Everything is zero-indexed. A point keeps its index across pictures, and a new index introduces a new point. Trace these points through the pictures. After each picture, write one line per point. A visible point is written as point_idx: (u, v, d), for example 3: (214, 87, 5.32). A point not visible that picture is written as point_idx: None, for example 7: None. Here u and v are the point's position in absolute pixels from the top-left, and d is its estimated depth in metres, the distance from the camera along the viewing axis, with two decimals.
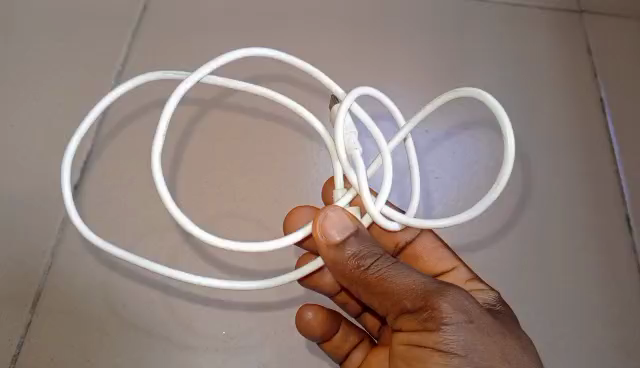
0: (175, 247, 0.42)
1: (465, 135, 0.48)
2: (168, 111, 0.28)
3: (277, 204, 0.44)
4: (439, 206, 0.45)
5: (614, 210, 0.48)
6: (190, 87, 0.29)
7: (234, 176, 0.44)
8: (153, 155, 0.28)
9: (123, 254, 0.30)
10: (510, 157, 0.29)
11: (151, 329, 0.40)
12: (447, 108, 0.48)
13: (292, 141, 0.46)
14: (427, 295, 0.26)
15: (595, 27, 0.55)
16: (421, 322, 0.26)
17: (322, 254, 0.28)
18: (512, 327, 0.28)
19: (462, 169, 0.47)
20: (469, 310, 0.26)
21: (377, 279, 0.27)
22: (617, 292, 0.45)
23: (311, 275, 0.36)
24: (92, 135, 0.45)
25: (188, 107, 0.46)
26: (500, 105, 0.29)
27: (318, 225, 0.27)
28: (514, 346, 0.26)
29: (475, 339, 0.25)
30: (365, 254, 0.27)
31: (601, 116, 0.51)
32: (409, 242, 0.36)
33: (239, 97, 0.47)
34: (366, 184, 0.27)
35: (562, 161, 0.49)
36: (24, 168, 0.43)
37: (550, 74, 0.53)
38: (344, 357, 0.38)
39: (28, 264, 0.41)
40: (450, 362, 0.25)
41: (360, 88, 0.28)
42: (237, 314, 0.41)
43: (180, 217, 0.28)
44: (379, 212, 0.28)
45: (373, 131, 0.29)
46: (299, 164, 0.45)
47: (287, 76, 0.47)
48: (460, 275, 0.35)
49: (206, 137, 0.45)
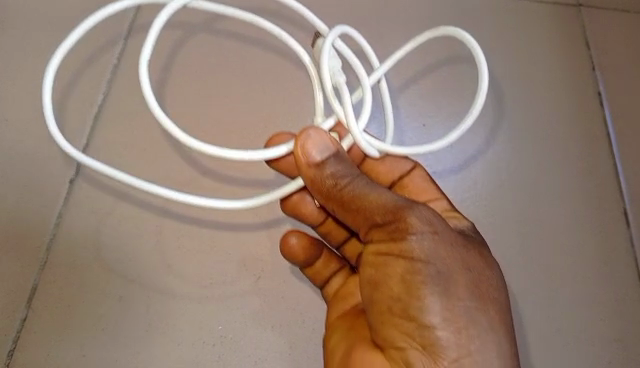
0: (172, 225, 0.45)
1: (447, 72, 0.49)
2: (158, 21, 0.30)
3: (262, 133, 0.46)
4: (414, 136, 0.47)
5: (611, 204, 0.49)
6: (178, 8, 0.31)
7: (224, 109, 0.46)
8: (141, 64, 0.30)
9: (116, 174, 0.33)
10: (483, 86, 0.31)
11: (148, 289, 0.43)
12: (435, 48, 0.49)
13: (282, 74, 0.48)
14: (398, 211, 0.30)
15: (593, 21, 0.56)
16: (390, 234, 0.30)
17: (302, 173, 0.31)
18: (473, 243, 0.32)
19: (445, 108, 0.48)
20: (435, 223, 0.30)
21: (351, 198, 0.31)
22: (612, 282, 0.47)
23: (292, 199, 0.41)
24: (93, 114, 0.46)
25: (174, 31, 0.48)
26: (474, 39, 0.31)
27: (300, 145, 0.30)
28: (476, 257, 0.31)
29: (438, 247, 0.30)
30: (342, 175, 0.31)
31: (600, 111, 0.53)
32: (402, 176, 0.39)
33: (227, 27, 0.49)
34: (351, 112, 0.28)
35: (563, 155, 0.51)
36: (25, 155, 0.46)
37: (548, 68, 0.54)
38: (325, 282, 0.43)
39: (25, 256, 0.43)
40: (414, 266, 0.30)
41: (344, 24, 0.29)
42: (239, 302, 0.44)
43: (165, 122, 0.30)
44: (362, 138, 0.29)
45: (355, 64, 0.30)
46: (287, 98, 0.47)
47: (280, 10, 0.49)
48: (440, 204, 0.37)
49: (196, 63, 0.47)
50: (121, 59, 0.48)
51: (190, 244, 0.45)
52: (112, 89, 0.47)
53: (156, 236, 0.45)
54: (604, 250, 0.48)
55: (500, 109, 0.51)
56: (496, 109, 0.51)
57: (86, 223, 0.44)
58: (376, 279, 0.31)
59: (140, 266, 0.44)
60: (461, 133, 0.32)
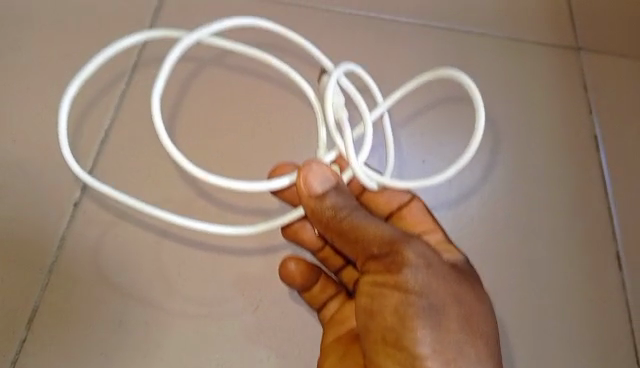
0: (175, 251, 0.47)
1: (447, 108, 0.50)
2: (170, 59, 0.33)
3: (264, 162, 0.47)
4: (414, 171, 0.48)
5: (604, 246, 0.51)
6: (190, 45, 0.34)
7: (229, 138, 0.48)
8: (152, 98, 0.33)
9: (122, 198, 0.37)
10: (479, 130, 0.34)
11: (145, 306, 0.45)
12: (438, 87, 0.51)
13: (288, 109, 0.49)
14: (395, 244, 0.33)
15: (591, 65, 0.58)
16: (386, 266, 0.33)
17: (303, 203, 0.33)
18: (464, 275, 0.35)
19: (444, 145, 0.49)
20: (428, 258, 0.33)
21: (351, 229, 0.33)
22: (603, 324, 0.48)
23: (291, 227, 0.46)
24: (101, 138, 0.48)
25: (188, 64, 0.50)
26: (473, 87, 0.34)
27: (302, 177, 0.33)
28: (466, 289, 0.34)
29: (432, 280, 0.33)
30: (342, 206, 0.33)
31: (595, 153, 0.54)
32: (400, 206, 0.41)
33: (236, 61, 0.50)
34: (351, 146, 0.30)
35: (558, 195, 0.52)
36: (33, 176, 0.48)
37: (544, 111, 0.56)
38: (321, 306, 0.47)
39: (28, 278, 0.45)
40: (409, 298, 0.32)
41: (349, 62, 0.31)
42: (237, 330, 0.45)
43: (171, 152, 0.33)
44: (361, 170, 0.31)
45: (358, 101, 0.31)
46: (291, 132, 0.49)
47: (288, 46, 0.50)
48: (436, 236, 0.39)
49: (204, 89, 0.49)
50: (129, 84, 0.50)
51: (191, 271, 0.47)
52: (119, 112, 0.49)
53: (154, 254, 0.47)
54: (596, 292, 0.49)
55: (495, 147, 0.53)
56: (493, 148, 0.53)
57: (89, 246, 0.46)
58: (372, 308, 0.34)
59: (141, 291, 0.46)
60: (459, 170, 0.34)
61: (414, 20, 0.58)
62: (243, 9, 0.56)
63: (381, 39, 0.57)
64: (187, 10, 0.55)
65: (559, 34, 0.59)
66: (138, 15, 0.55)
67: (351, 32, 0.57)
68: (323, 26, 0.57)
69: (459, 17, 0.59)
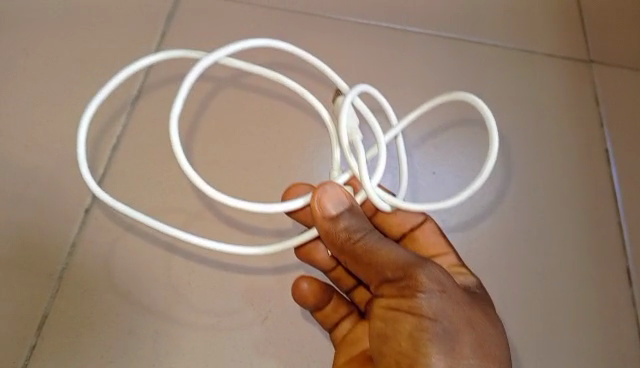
0: (185, 260, 0.47)
1: (457, 131, 0.51)
2: (189, 79, 0.34)
3: (278, 182, 0.48)
4: (426, 194, 0.48)
5: (614, 262, 0.50)
6: (208, 65, 0.34)
7: (242, 157, 0.48)
8: (171, 118, 0.33)
9: (135, 215, 0.36)
10: (492, 153, 0.34)
11: (154, 314, 0.45)
12: (451, 109, 0.52)
13: (301, 130, 0.50)
14: (409, 267, 0.32)
15: (603, 77, 0.58)
16: (400, 289, 0.32)
17: (318, 225, 0.33)
18: (480, 302, 0.34)
19: (454, 167, 0.50)
20: (443, 282, 0.32)
21: (365, 251, 0.33)
22: (614, 340, 0.48)
23: (306, 246, 0.43)
24: (113, 144, 0.49)
25: (206, 84, 0.51)
26: (487, 109, 0.34)
27: (316, 198, 0.32)
28: (482, 316, 0.33)
29: (446, 306, 0.32)
30: (356, 229, 0.33)
31: (606, 167, 0.54)
32: (413, 228, 0.41)
33: (252, 83, 0.51)
34: (365, 169, 0.30)
35: (568, 209, 0.52)
36: (44, 181, 0.48)
37: (555, 123, 0.55)
38: (333, 326, 0.45)
39: (39, 284, 0.44)
40: (423, 323, 0.32)
41: (363, 84, 0.31)
42: (244, 341, 0.45)
43: (190, 172, 0.33)
44: (374, 192, 0.31)
45: (372, 122, 0.32)
46: (306, 152, 0.49)
47: (303, 67, 0.51)
48: (448, 259, 0.40)
49: (219, 107, 0.50)
50: (141, 90, 0.51)
51: (200, 281, 0.46)
52: (131, 119, 0.50)
53: (164, 262, 0.46)
54: (606, 307, 0.49)
55: (506, 160, 0.53)
56: (503, 160, 0.53)
57: (99, 253, 0.46)
58: (386, 333, 0.33)
59: (150, 299, 0.45)
60: (471, 193, 0.34)
61: (425, 30, 0.58)
62: (254, 16, 0.56)
63: (392, 48, 0.57)
64: (198, 17, 0.56)
65: (570, 45, 0.59)
66: (150, 22, 0.55)
67: (362, 42, 0.57)
68: (333, 35, 0.57)
69: (470, 27, 0.59)
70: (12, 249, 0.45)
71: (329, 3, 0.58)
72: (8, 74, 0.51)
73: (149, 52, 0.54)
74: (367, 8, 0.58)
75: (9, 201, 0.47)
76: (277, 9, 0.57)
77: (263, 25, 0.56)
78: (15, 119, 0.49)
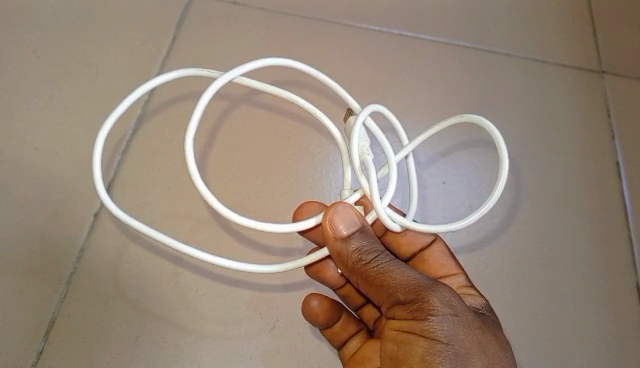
0: (194, 267, 0.47)
1: (468, 148, 0.51)
2: (202, 102, 0.34)
3: (287, 196, 0.48)
4: (436, 212, 0.49)
5: (624, 276, 0.50)
6: (223, 84, 0.35)
7: (252, 172, 0.49)
8: (186, 141, 0.33)
9: (147, 230, 0.35)
10: (503, 175, 0.34)
11: (162, 321, 0.45)
12: (462, 127, 0.52)
13: (312, 146, 0.50)
14: (420, 290, 0.32)
15: (614, 89, 0.58)
16: (412, 312, 0.32)
17: (329, 245, 0.34)
18: (490, 326, 0.35)
19: (463, 184, 0.50)
20: (454, 305, 0.32)
21: (376, 272, 0.33)
22: (622, 355, 0.47)
23: (316, 264, 0.44)
24: (123, 149, 0.49)
25: (221, 99, 0.51)
26: (497, 131, 0.34)
27: (328, 218, 0.33)
28: (492, 340, 0.33)
29: (458, 329, 0.32)
30: (367, 250, 0.34)
31: (617, 180, 0.54)
32: (422, 248, 0.42)
33: (265, 101, 0.51)
34: (375, 189, 0.31)
35: (577, 222, 0.52)
36: (53, 184, 0.48)
37: (566, 134, 0.55)
38: (342, 343, 0.45)
39: (47, 288, 0.44)
40: (435, 347, 0.31)
41: (375, 105, 0.32)
42: (251, 350, 0.45)
43: (205, 192, 0.33)
44: (384, 212, 0.31)
45: (383, 142, 0.32)
46: (318, 170, 0.49)
47: (315, 85, 0.52)
48: (457, 280, 0.41)
49: (230, 120, 0.50)
50: (152, 94, 0.51)
51: (208, 288, 0.46)
52: (141, 124, 0.50)
53: (172, 268, 0.46)
54: (614, 322, 0.48)
55: (515, 171, 0.53)
56: (512, 171, 0.53)
57: (108, 258, 0.46)
58: (398, 355, 0.33)
59: (158, 305, 0.45)
60: (482, 214, 0.34)
61: (436, 36, 0.58)
62: (265, 21, 0.56)
63: (402, 56, 0.57)
64: (208, 23, 0.55)
65: (581, 56, 0.59)
66: (161, 26, 0.55)
67: (372, 48, 0.56)
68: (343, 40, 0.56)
69: (481, 35, 0.59)
70: (21, 253, 0.45)
71: (340, 8, 0.58)
72: (19, 76, 0.51)
73: (158, 56, 0.54)
74: (378, 15, 0.58)
75: (19, 204, 0.47)
76: (288, 14, 0.57)
77: (274, 30, 0.56)
78: (25, 122, 0.49)
